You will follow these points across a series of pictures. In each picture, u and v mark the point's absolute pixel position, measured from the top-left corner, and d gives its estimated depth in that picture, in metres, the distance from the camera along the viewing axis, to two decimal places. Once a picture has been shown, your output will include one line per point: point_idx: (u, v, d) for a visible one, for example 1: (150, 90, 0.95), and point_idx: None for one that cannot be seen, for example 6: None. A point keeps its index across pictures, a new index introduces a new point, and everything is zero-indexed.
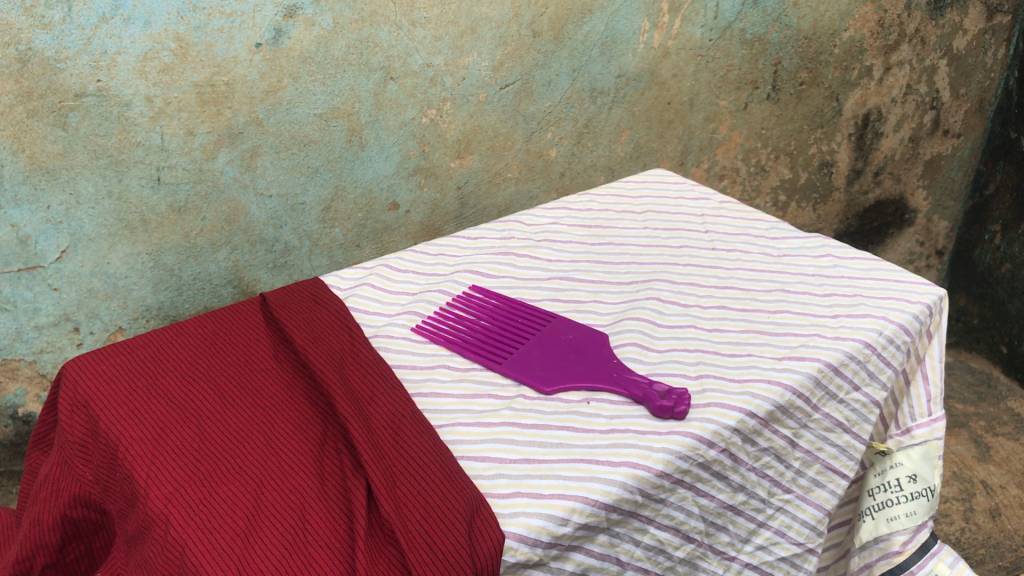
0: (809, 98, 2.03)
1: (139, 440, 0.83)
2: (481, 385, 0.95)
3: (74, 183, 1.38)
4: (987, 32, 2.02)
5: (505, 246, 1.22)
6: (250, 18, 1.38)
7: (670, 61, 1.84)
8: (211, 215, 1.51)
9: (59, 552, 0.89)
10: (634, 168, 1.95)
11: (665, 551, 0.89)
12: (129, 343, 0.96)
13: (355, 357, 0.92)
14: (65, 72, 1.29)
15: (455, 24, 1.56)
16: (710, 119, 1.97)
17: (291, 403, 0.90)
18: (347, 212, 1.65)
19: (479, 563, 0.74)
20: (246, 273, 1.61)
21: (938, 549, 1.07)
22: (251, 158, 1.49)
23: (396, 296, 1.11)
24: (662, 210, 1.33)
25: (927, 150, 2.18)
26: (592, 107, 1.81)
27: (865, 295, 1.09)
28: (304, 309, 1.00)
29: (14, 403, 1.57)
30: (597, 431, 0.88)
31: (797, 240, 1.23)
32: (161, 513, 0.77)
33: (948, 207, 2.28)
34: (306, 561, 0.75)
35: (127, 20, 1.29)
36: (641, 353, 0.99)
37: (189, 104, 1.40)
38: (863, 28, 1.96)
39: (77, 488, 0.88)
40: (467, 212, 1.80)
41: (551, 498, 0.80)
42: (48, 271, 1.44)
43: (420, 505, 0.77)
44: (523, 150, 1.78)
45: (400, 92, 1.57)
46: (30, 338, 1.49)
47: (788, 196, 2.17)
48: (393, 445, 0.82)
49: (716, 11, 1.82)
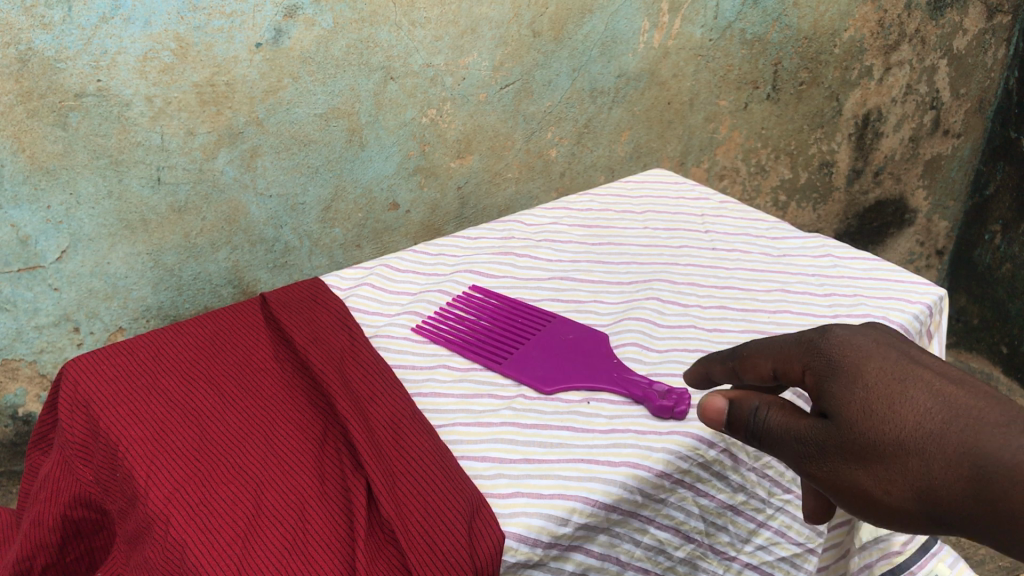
0: (809, 98, 2.03)
1: (141, 440, 0.83)
2: (481, 385, 0.95)
3: (74, 183, 1.36)
4: (987, 32, 2.02)
5: (505, 245, 1.22)
6: (250, 18, 1.37)
7: (670, 61, 1.84)
8: (211, 215, 1.51)
9: (60, 552, 0.89)
10: (634, 168, 1.96)
11: (665, 551, 0.89)
12: (128, 343, 0.96)
13: (355, 358, 0.92)
14: (65, 72, 1.27)
15: (456, 24, 1.56)
16: (710, 119, 1.98)
17: (290, 403, 0.90)
18: (347, 212, 1.65)
19: (479, 563, 0.74)
20: (246, 273, 1.61)
21: (938, 550, 1.07)
22: (252, 158, 1.49)
23: (396, 297, 1.11)
24: (662, 210, 1.33)
25: (927, 150, 2.18)
26: (592, 107, 1.81)
27: (865, 295, 1.09)
28: (304, 309, 1.00)
29: (14, 403, 1.56)
30: (597, 430, 0.88)
31: (796, 240, 1.23)
32: (161, 512, 0.77)
33: (948, 207, 2.29)
34: (306, 561, 0.75)
35: (127, 20, 1.28)
36: (642, 353, 1.00)
37: (190, 104, 1.39)
38: (863, 28, 1.96)
39: (77, 488, 0.88)
40: (467, 212, 1.81)
41: (551, 498, 0.80)
42: (48, 271, 1.42)
43: (419, 504, 0.77)
44: (523, 150, 1.79)
45: (400, 92, 1.58)
46: (30, 338, 1.48)
47: (788, 196, 2.18)
48: (394, 444, 0.82)
49: (716, 11, 1.82)
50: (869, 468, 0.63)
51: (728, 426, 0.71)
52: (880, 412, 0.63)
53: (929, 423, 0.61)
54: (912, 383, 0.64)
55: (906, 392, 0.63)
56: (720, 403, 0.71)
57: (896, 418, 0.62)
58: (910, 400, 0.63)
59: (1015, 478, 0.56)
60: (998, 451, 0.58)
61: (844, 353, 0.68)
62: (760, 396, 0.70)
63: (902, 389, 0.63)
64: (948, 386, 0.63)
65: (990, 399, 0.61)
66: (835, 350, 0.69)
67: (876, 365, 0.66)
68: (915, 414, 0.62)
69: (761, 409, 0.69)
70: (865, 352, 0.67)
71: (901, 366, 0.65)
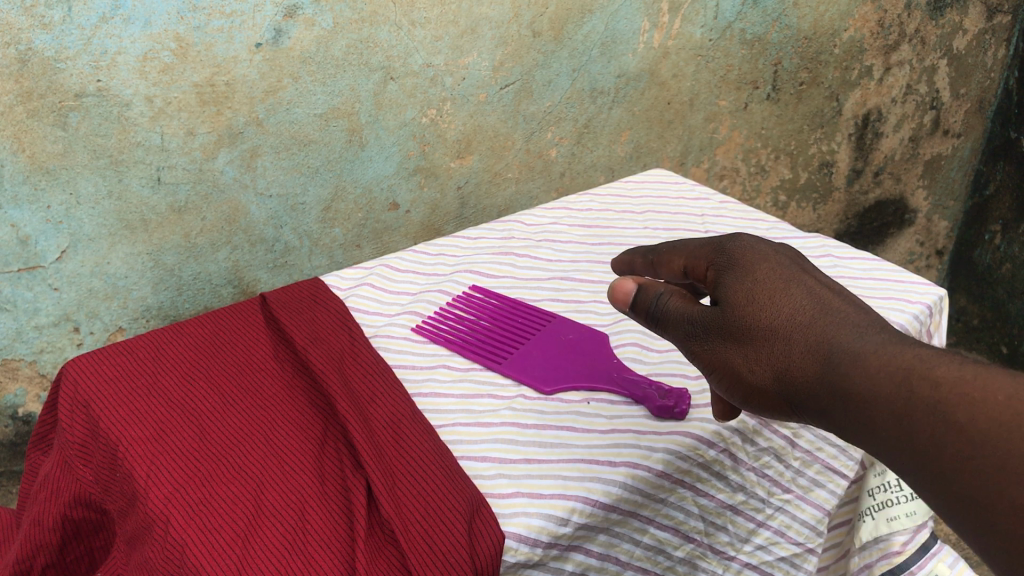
0: (809, 98, 2.03)
1: (141, 440, 0.83)
2: (481, 385, 0.95)
3: (74, 183, 1.36)
4: (987, 32, 2.02)
5: (505, 245, 1.22)
6: (250, 18, 1.37)
7: (670, 61, 1.84)
8: (211, 215, 1.51)
9: (59, 553, 0.89)
10: (634, 168, 1.96)
11: (664, 551, 0.89)
12: (128, 343, 0.96)
13: (355, 358, 0.92)
14: (65, 72, 1.27)
15: (456, 24, 1.56)
16: (710, 119, 1.98)
17: (291, 403, 0.90)
18: (347, 212, 1.66)
19: (479, 563, 0.74)
20: (246, 273, 1.61)
21: (938, 550, 1.06)
22: (252, 158, 1.49)
23: (396, 297, 1.11)
24: (662, 210, 1.33)
25: (927, 150, 2.18)
26: (592, 107, 1.81)
27: (865, 296, 1.09)
28: (304, 310, 1.00)
29: (14, 403, 1.55)
30: (597, 430, 0.88)
31: (796, 240, 1.23)
32: (161, 512, 0.77)
33: (948, 207, 2.29)
34: (306, 560, 0.75)
35: (127, 20, 1.28)
36: (641, 353, 1.00)
37: (189, 104, 1.39)
38: (863, 28, 1.96)
39: (77, 488, 0.88)
40: (467, 212, 1.81)
41: (551, 498, 0.80)
42: (48, 272, 1.42)
43: (419, 504, 0.77)
44: (523, 150, 1.79)
45: (400, 92, 1.58)
46: (30, 339, 1.47)
47: (788, 196, 2.18)
48: (394, 445, 0.82)
49: (716, 11, 1.82)
50: (737, 352, 0.72)
51: (632, 308, 0.80)
52: (761, 301, 0.71)
53: (801, 315, 0.69)
54: (795, 282, 0.72)
55: (787, 288, 0.71)
56: (629, 286, 0.80)
57: (772, 307, 0.71)
58: (791, 295, 0.71)
59: (856, 362, 0.65)
60: (849, 344, 0.66)
61: (744, 254, 0.76)
62: (665, 285, 0.79)
63: (785, 286, 0.72)
64: (826, 291, 0.71)
65: (855, 308, 0.70)
66: (738, 250, 0.77)
67: (768, 267, 0.74)
68: (791, 307, 0.70)
69: (663, 296, 0.78)
70: (763, 254, 0.75)
71: (789, 269, 0.73)
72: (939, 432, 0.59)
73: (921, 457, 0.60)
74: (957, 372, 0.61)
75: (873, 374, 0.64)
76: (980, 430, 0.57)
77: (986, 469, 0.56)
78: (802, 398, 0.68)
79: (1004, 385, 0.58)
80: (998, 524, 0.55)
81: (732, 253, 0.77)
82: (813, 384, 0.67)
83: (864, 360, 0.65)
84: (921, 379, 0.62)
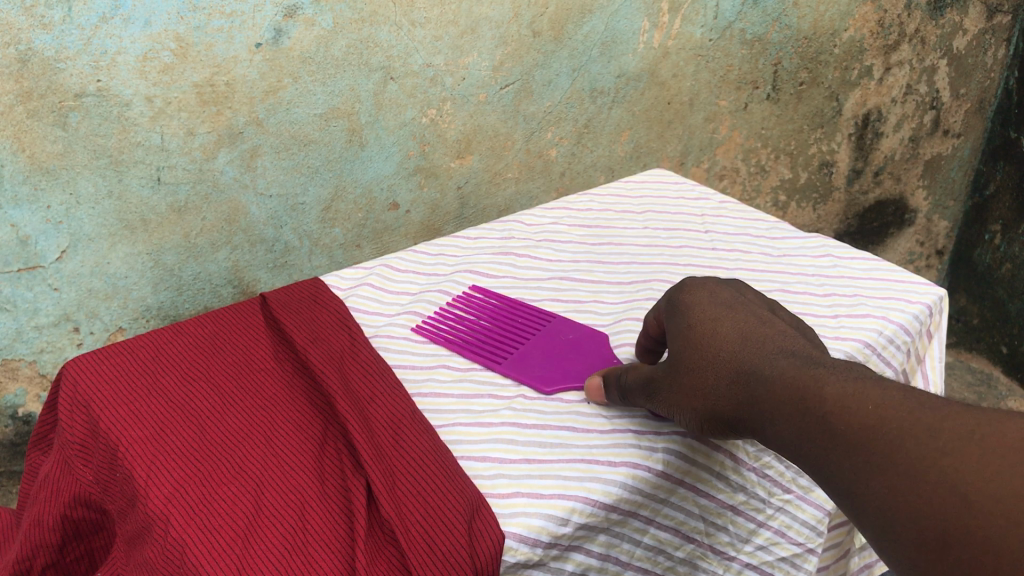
0: (809, 98, 2.03)
1: (141, 440, 0.83)
2: (481, 385, 0.95)
3: (74, 183, 1.36)
4: (987, 32, 2.02)
5: (505, 245, 1.22)
6: (250, 18, 1.37)
7: (670, 61, 1.84)
8: (211, 215, 1.51)
9: (60, 552, 0.89)
10: (635, 168, 1.97)
11: (665, 551, 0.90)
12: (128, 343, 0.96)
13: (355, 357, 0.92)
14: (65, 72, 1.27)
15: (455, 24, 1.56)
16: (710, 119, 1.98)
17: (291, 403, 0.90)
18: (347, 212, 1.66)
19: (479, 563, 0.74)
20: (246, 273, 1.61)
21: None
22: (252, 158, 1.49)
23: (396, 297, 1.11)
24: (662, 210, 1.33)
25: (927, 151, 2.18)
26: (592, 107, 1.82)
27: (865, 296, 1.09)
28: (304, 309, 1.00)
29: (14, 403, 1.55)
30: (597, 430, 0.88)
31: (796, 240, 1.23)
32: (161, 513, 0.77)
33: (948, 207, 2.29)
34: (306, 561, 0.75)
35: (127, 20, 1.28)
36: None
37: (190, 104, 1.39)
38: (863, 28, 1.96)
39: (78, 488, 0.87)
40: (467, 212, 1.81)
41: (551, 498, 0.80)
42: (48, 271, 1.42)
43: (419, 505, 0.77)
44: (523, 150, 1.79)
45: (400, 92, 1.58)
46: (30, 339, 1.47)
47: (788, 196, 2.19)
48: (393, 444, 0.82)
49: (716, 11, 1.81)
50: (672, 389, 0.81)
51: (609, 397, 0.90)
52: (691, 342, 0.80)
53: (723, 350, 0.78)
54: (723, 319, 0.81)
55: (714, 325, 0.80)
56: (596, 382, 0.91)
57: (701, 346, 0.79)
58: (716, 331, 0.80)
59: (768, 386, 0.73)
60: (761, 370, 0.74)
61: (682, 302, 0.85)
62: (622, 366, 0.89)
63: (713, 323, 0.81)
64: (752, 323, 0.80)
65: (775, 336, 0.78)
66: (682, 293, 0.86)
67: (703, 305, 0.83)
68: (717, 343, 0.79)
69: (621, 374, 0.88)
70: (699, 297, 0.84)
71: (722, 307, 0.82)
72: (822, 436, 0.67)
73: (811, 458, 0.68)
74: (841, 389, 0.68)
75: (775, 393, 0.72)
76: (850, 433, 0.65)
77: (854, 464, 0.64)
78: (728, 420, 0.77)
79: (874, 395, 0.66)
80: (864, 510, 0.63)
81: (677, 295, 0.87)
82: (733, 406, 0.76)
83: (769, 380, 0.73)
84: (812, 398, 0.69)
